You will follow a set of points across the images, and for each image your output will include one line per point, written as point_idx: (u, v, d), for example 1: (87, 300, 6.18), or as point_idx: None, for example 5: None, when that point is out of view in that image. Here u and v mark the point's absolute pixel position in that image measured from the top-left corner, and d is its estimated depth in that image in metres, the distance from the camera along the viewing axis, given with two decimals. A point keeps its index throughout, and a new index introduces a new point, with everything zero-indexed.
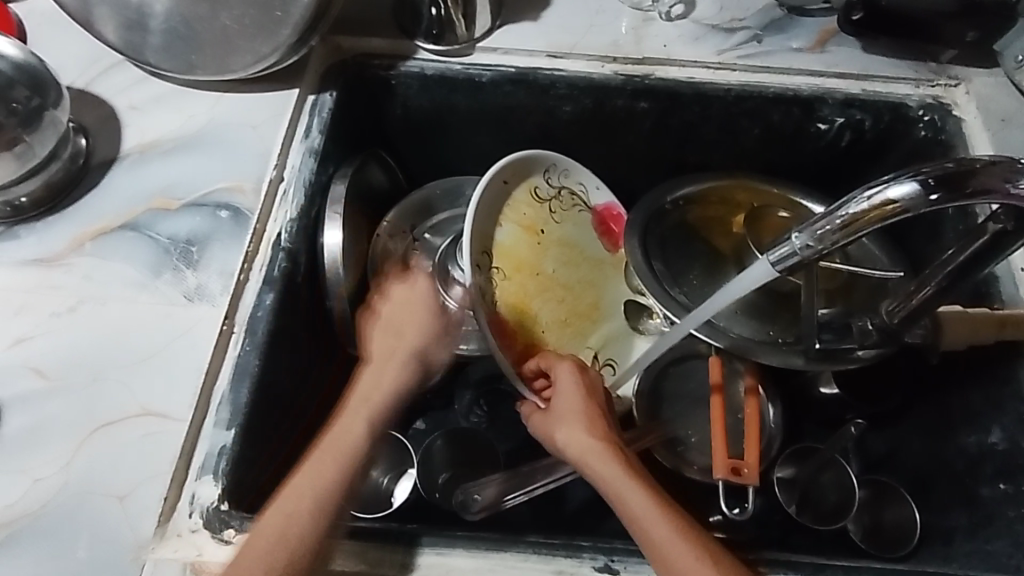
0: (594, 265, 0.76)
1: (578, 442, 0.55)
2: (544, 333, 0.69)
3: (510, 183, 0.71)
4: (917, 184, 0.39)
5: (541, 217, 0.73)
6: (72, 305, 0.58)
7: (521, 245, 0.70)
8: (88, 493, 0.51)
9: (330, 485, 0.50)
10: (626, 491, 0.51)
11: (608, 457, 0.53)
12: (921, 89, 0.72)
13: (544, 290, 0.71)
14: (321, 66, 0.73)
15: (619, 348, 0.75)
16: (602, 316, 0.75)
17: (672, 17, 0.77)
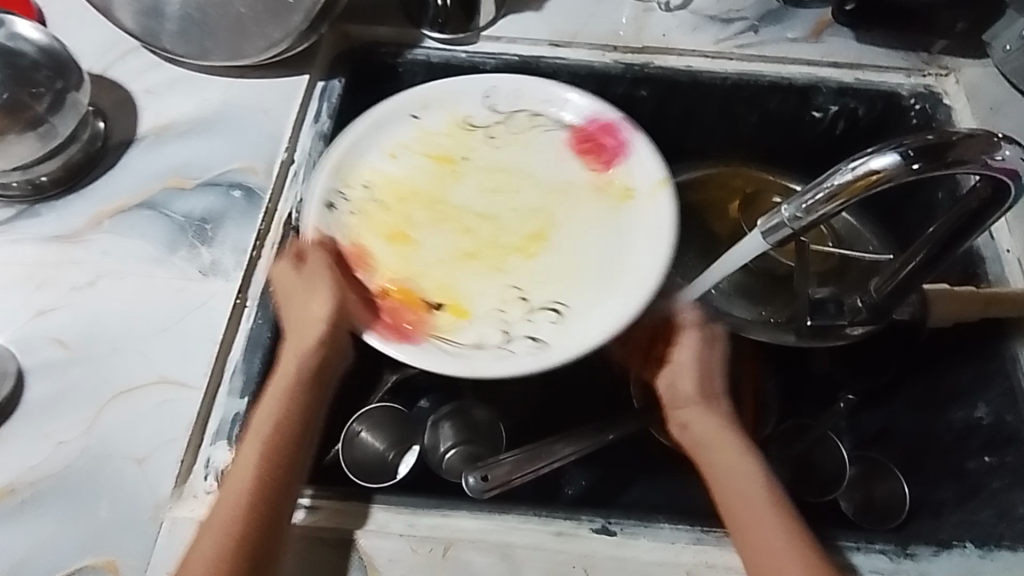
0: (547, 199, 0.66)
1: (710, 419, 0.57)
2: (419, 267, 0.62)
3: (396, 137, 0.68)
4: (900, 155, 0.42)
5: (466, 145, 0.69)
6: (91, 279, 0.61)
7: (395, 180, 0.66)
8: (108, 455, 0.53)
9: (257, 491, 0.48)
10: (742, 481, 0.52)
11: (735, 440, 0.56)
12: (913, 79, 0.75)
13: (442, 221, 0.65)
14: (330, 54, 0.75)
15: (587, 288, 0.61)
16: (558, 249, 0.64)
17: (671, 8, 0.79)
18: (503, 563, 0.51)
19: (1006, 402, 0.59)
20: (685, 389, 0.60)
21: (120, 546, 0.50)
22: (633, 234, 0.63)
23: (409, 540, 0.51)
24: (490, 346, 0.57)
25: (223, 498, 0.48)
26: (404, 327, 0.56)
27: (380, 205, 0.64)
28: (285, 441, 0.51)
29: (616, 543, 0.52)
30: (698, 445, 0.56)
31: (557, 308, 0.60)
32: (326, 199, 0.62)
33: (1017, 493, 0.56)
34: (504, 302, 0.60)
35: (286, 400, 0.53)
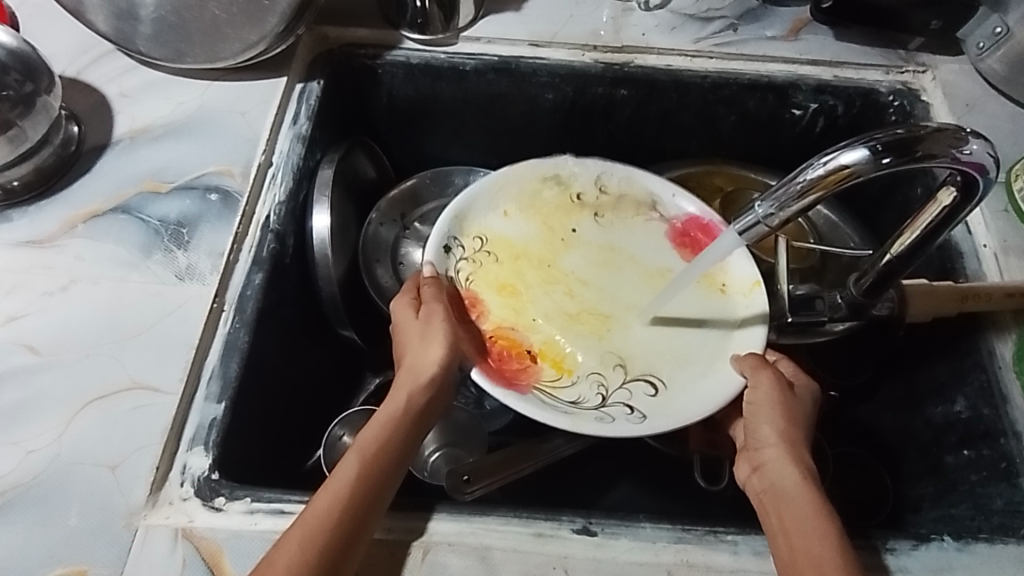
0: (645, 276, 0.68)
1: (789, 464, 0.52)
2: (532, 320, 0.64)
3: (549, 201, 0.70)
4: (869, 149, 0.42)
5: (576, 220, 0.70)
6: (64, 284, 0.60)
7: (529, 243, 0.68)
8: (81, 462, 0.52)
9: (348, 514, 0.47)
10: (806, 516, 0.49)
11: (811, 492, 0.50)
12: (890, 76, 0.75)
13: (549, 281, 0.66)
14: (308, 55, 0.75)
15: (672, 366, 0.62)
16: (654, 325, 0.65)
17: (651, 7, 0.79)
18: (480, 565, 0.51)
19: (983, 397, 0.59)
20: (764, 433, 0.55)
21: (93, 555, 0.49)
22: (704, 311, 0.65)
23: (386, 544, 0.51)
24: (579, 403, 0.59)
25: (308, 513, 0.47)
26: (507, 374, 0.58)
27: (497, 260, 0.66)
28: (383, 482, 0.50)
29: (595, 544, 0.51)
30: (771, 492, 0.52)
31: (638, 387, 0.61)
32: (448, 241, 0.65)
33: (994, 486, 0.57)
34: (597, 368, 0.62)
35: (395, 437, 0.52)
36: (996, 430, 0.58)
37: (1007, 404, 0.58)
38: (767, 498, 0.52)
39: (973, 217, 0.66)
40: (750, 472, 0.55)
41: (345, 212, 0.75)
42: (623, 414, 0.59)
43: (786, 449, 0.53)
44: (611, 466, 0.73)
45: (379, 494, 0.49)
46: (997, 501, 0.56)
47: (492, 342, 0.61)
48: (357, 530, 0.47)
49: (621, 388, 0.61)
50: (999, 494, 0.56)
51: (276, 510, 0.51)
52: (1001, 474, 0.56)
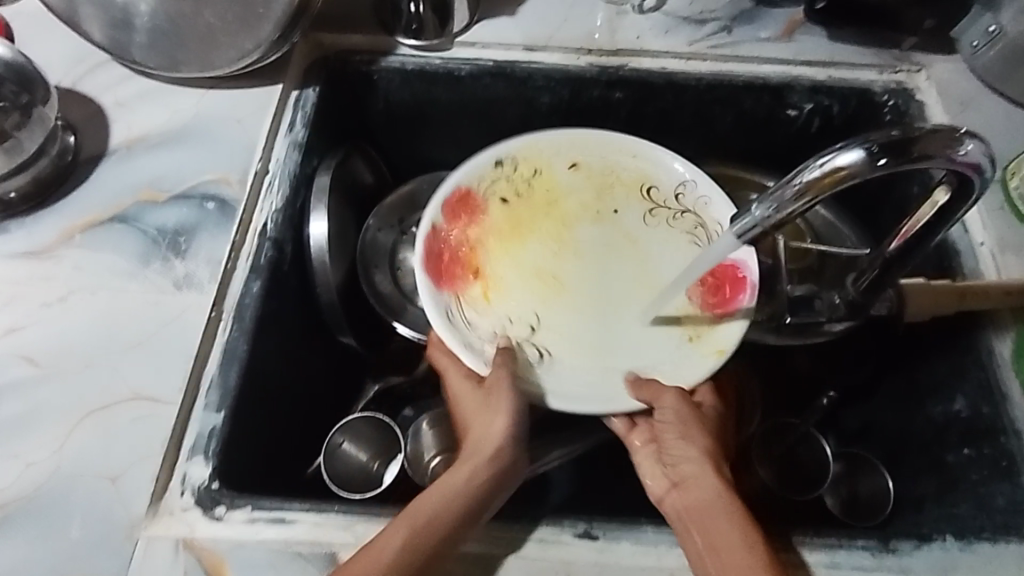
0: (632, 276, 0.67)
1: (709, 482, 0.53)
2: (503, 258, 0.67)
3: (604, 175, 0.72)
4: (864, 151, 0.42)
5: (633, 207, 0.71)
6: (62, 295, 0.60)
7: (558, 196, 0.71)
8: (81, 474, 0.52)
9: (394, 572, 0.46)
10: (725, 534, 0.49)
11: (730, 505, 0.51)
12: (885, 76, 0.75)
13: (551, 239, 0.69)
14: (304, 62, 0.75)
15: (582, 359, 0.62)
16: (608, 321, 0.65)
17: (645, 9, 0.79)
18: (483, 571, 0.50)
19: (983, 395, 0.59)
20: (683, 449, 0.56)
21: (95, 567, 0.49)
22: (648, 354, 0.63)
23: None
24: (471, 330, 0.62)
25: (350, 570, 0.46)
26: (438, 282, 0.63)
27: (519, 194, 0.70)
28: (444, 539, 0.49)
29: (597, 548, 0.51)
30: (690, 510, 0.52)
31: (530, 347, 0.63)
32: (495, 157, 0.70)
33: (995, 484, 0.57)
34: (516, 315, 0.64)
35: (467, 501, 0.51)
36: (996, 428, 0.58)
37: (1007, 402, 0.58)
38: (688, 512, 0.52)
39: (970, 215, 0.66)
40: (666, 487, 0.55)
41: (343, 219, 0.75)
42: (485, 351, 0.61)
43: (708, 464, 0.54)
44: (614, 470, 0.73)
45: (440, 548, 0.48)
46: (998, 499, 0.56)
47: (460, 256, 0.66)
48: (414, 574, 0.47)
49: (522, 361, 0.61)
50: (1000, 492, 0.56)
51: (278, 520, 0.51)
52: (1002, 472, 0.56)
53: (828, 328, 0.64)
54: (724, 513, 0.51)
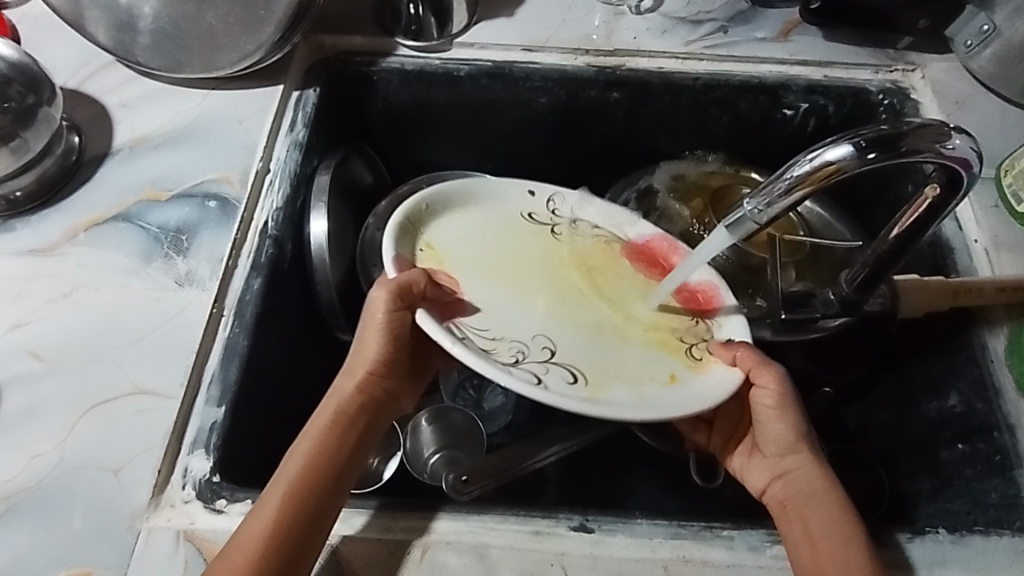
0: (508, 253, 0.62)
1: (814, 467, 0.56)
2: (634, 289, 0.62)
3: (645, 393, 0.53)
4: (853, 146, 0.42)
5: (542, 339, 0.55)
6: (67, 291, 0.61)
7: (626, 346, 0.57)
8: (85, 467, 0.53)
9: (300, 498, 0.50)
10: (824, 514, 0.53)
11: (837, 493, 0.55)
12: (880, 75, 0.76)
13: (567, 281, 0.61)
14: (305, 62, 0.76)
15: (490, 220, 0.65)
16: (498, 247, 0.63)
17: (642, 11, 0.80)
18: (478, 564, 0.51)
19: (977, 392, 0.60)
20: (780, 439, 0.58)
21: (96, 558, 0.50)
22: (450, 220, 0.64)
23: (385, 544, 0.51)
24: (593, 210, 0.70)
25: (258, 509, 0.50)
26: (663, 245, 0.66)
27: (660, 327, 0.59)
28: (312, 475, 0.52)
29: (592, 541, 0.52)
30: (794, 496, 0.56)
31: (550, 216, 0.68)
32: (720, 338, 0.59)
33: (988, 480, 0.57)
34: (586, 237, 0.67)
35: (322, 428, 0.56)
36: (990, 424, 0.58)
37: (1000, 398, 0.59)
38: (791, 502, 0.55)
39: (964, 214, 0.66)
40: (772, 479, 0.58)
41: (341, 219, 0.76)
42: (553, 201, 0.69)
43: (807, 451, 0.57)
44: (611, 467, 0.73)
45: (312, 485, 0.51)
46: (992, 495, 0.56)
47: (662, 270, 0.65)
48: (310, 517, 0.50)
49: (563, 216, 0.68)
50: (995, 487, 0.57)
51: None
52: (996, 467, 0.57)
53: (824, 324, 0.65)
54: (818, 502, 0.54)
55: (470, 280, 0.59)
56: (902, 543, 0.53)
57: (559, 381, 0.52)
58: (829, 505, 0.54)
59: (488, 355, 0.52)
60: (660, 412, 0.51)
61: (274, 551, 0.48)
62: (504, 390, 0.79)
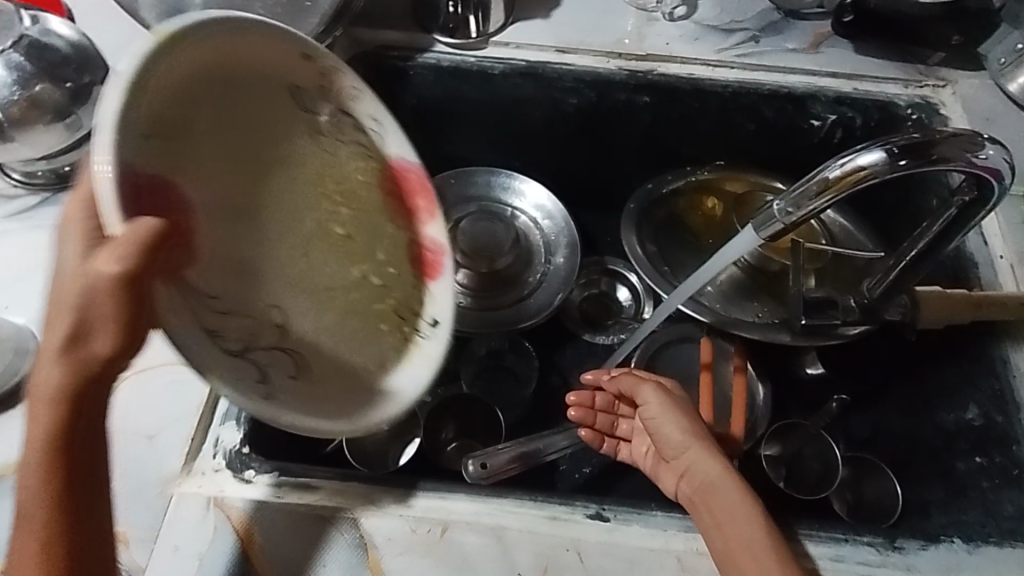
0: (255, 163, 0.55)
1: (711, 458, 0.55)
2: (376, 242, 0.64)
3: (343, 370, 0.58)
4: (886, 152, 0.43)
5: (269, 304, 0.54)
6: None
7: (327, 307, 0.58)
8: (121, 432, 0.55)
9: (50, 543, 0.42)
10: (728, 502, 0.52)
11: (736, 479, 0.53)
12: (910, 90, 0.77)
13: (306, 214, 0.58)
14: (343, 55, 0.78)
15: (254, 82, 0.54)
16: (244, 140, 0.54)
17: (675, 18, 0.82)
18: (496, 545, 0.52)
19: (999, 405, 0.61)
20: (674, 438, 0.57)
21: (131, 519, 0.52)
22: (190, 58, 0.47)
23: (407, 520, 0.53)
24: (382, 130, 0.65)
25: (20, 562, 0.43)
26: (415, 193, 0.67)
27: (377, 294, 0.63)
28: (66, 480, 0.42)
29: (607, 529, 0.53)
30: (697, 489, 0.54)
31: (318, 94, 0.59)
32: (428, 315, 0.65)
33: (1006, 492, 0.58)
34: (348, 153, 0.62)
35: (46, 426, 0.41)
36: (1009, 437, 0.60)
37: (1019, 411, 0.61)
38: (697, 496, 0.54)
39: (990, 228, 0.67)
40: (677, 481, 0.56)
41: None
42: (331, 74, 0.60)
43: (701, 444, 0.56)
44: None
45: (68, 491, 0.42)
46: (1008, 506, 0.58)
47: (403, 214, 0.66)
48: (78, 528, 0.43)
49: (327, 106, 0.60)
50: (1010, 499, 0.58)
51: (301, 486, 0.54)
52: (1011, 480, 0.59)
53: (844, 331, 0.65)
54: (721, 492, 0.53)
55: (200, 186, 0.49)
56: (799, 538, 0.54)
57: (278, 374, 0.53)
58: (733, 494, 0.52)
59: (214, 338, 0.47)
60: (356, 429, 0.55)
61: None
62: (521, 382, 0.83)
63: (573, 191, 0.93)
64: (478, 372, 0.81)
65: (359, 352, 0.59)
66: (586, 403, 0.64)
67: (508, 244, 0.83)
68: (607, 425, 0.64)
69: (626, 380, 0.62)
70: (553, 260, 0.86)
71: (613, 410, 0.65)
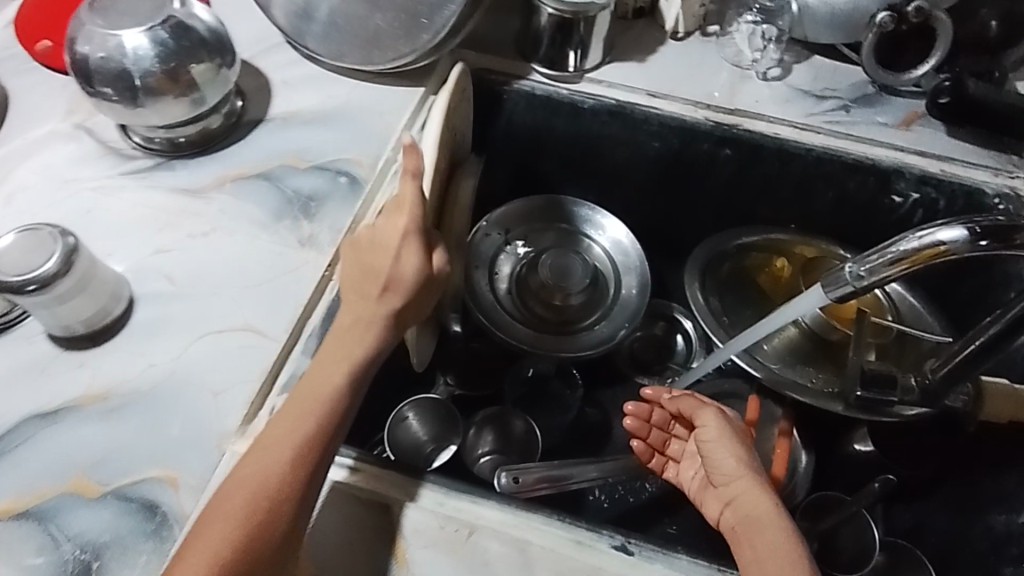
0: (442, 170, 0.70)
1: (760, 492, 0.55)
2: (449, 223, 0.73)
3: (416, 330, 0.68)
4: (967, 230, 0.42)
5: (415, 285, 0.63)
6: (206, 230, 0.68)
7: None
8: (192, 384, 0.59)
9: (288, 453, 0.50)
10: (769, 537, 0.51)
11: (783, 516, 0.53)
12: (999, 179, 0.75)
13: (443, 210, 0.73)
14: (445, 72, 0.83)
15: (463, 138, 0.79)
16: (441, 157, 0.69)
17: (768, 78, 0.83)
18: (518, 556, 0.53)
19: None
20: (726, 466, 0.58)
21: (186, 463, 0.55)
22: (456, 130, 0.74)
23: (435, 517, 0.55)
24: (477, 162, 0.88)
25: (245, 464, 0.50)
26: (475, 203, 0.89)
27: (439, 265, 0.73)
28: (326, 429, 0.52)
29: (630, 563, 0.53)
30: (740, 521, 0.53)
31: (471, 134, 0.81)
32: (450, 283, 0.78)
33: None
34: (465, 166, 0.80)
35: (332, 383, 0.54)
36: None
37: None
38: (740, 528, 0.53)
39: None
40: (721, 509, 0.56)
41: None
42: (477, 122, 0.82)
43: (752, 476, 0.56)
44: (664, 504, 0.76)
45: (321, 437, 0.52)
46: None
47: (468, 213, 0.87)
48: (319, 468, 0.51)
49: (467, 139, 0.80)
50: None
51: (345, 464, 0.57)
52: None
53: (899, 411, 0.64)
54: (766, 525, 0.52)
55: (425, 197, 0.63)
56: None
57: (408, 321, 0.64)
58: (776, 528, 0.52)
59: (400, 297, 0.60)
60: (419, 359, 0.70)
61: (276, 515, 0.48)
62: (562, 409, 0.85)
63: (643, 233, 0.95)
64: (522, 391, 0.84)
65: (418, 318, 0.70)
66: (644, 415, 0.67)
67: (582, 281, 0.86)
68: (660, 441, 0.68)
69: (682, 399, 0.64)
70: (619, 292, 0.88)
71: (668, 428, 0.67)
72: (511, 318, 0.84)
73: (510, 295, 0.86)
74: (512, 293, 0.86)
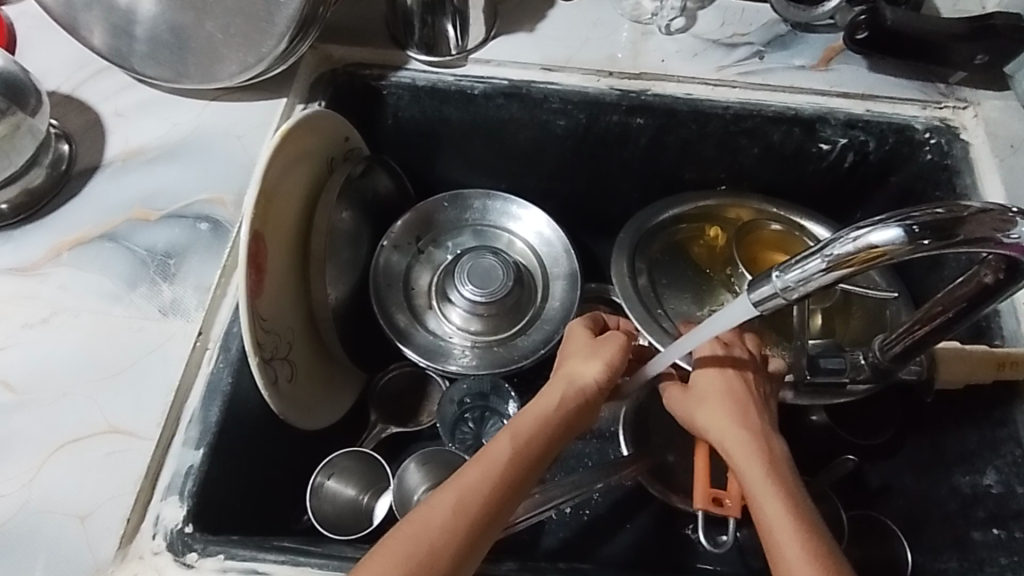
0: (274, 202, 0.62)
1: (746, 444, 0.52)
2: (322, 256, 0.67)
3: (298, 384, 0.65)
4: (904, 229, 0.37)
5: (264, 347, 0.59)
6: (45, 316, 0.58)
7: (301, 339, 0.66)
8: (52, 510, 0.50)
9: (504, 481, 0.48)
10: (761, 492, 0.49)
11: (773, 468, 0.50)
12: (928, 111, 0.70)
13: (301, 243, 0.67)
14: (310, 74, 0.72)
15: (324, 151, 0.69)
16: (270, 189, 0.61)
17: (672, 31, 0.75)
18: None
19: (1017, 474, 0.56)
20: (713, 421, 0.55)
21: None
22: (293, 146, 0.64)
23: None
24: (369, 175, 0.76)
25: (460, 478, 0.47)
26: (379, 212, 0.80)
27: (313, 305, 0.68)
28: (481, 515, 0.46)
29: None
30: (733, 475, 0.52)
31: (342, 146, 0.72)
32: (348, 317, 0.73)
33: None
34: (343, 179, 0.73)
35: (506, 458, 0.49)
36: None
37: None
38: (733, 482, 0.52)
39: None
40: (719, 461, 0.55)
41: (359, 232, 0.76)
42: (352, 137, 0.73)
43: (742, 430, 0.53)
44: (623, 511, 0.75)
45: (481, 520, 0.46)
46: None
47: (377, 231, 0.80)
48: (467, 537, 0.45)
49: (337, 153, 0.72)
50: None
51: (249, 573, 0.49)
52: None
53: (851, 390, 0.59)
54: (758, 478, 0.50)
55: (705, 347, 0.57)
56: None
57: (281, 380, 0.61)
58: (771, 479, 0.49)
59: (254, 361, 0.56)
60: (313, 420, 0.66)
61: (442, 552, 0.44)
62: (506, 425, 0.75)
63: (565, 215, 0.87)
64: (456, 416, 0.76)
65: (316, 381, 0.69)
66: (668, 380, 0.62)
67: (506, 283, 0.77)
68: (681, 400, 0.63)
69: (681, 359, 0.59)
70: (547, 289, 0.81)
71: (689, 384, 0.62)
72: (434, 336, 0.77)
73: (432, 309, 0.79)
74: (432, 305, 0.80)
